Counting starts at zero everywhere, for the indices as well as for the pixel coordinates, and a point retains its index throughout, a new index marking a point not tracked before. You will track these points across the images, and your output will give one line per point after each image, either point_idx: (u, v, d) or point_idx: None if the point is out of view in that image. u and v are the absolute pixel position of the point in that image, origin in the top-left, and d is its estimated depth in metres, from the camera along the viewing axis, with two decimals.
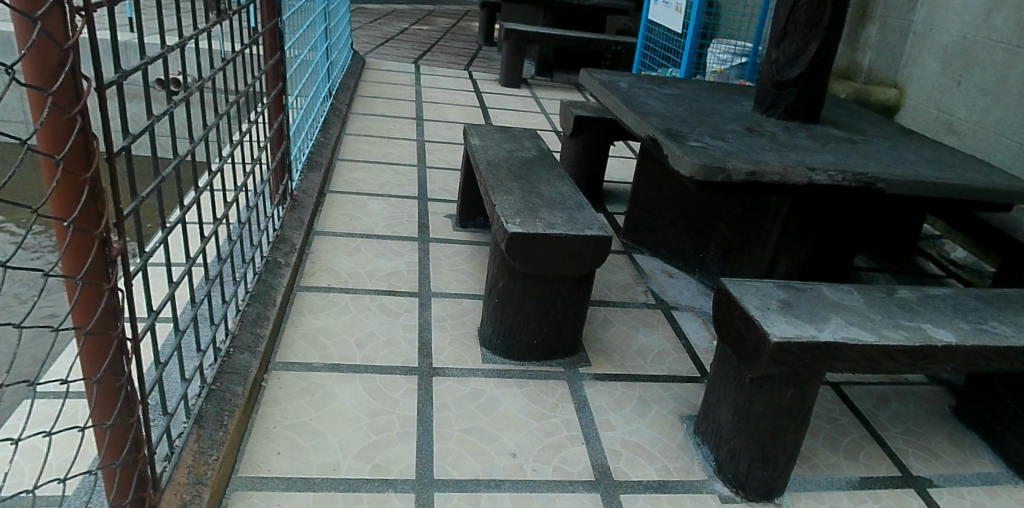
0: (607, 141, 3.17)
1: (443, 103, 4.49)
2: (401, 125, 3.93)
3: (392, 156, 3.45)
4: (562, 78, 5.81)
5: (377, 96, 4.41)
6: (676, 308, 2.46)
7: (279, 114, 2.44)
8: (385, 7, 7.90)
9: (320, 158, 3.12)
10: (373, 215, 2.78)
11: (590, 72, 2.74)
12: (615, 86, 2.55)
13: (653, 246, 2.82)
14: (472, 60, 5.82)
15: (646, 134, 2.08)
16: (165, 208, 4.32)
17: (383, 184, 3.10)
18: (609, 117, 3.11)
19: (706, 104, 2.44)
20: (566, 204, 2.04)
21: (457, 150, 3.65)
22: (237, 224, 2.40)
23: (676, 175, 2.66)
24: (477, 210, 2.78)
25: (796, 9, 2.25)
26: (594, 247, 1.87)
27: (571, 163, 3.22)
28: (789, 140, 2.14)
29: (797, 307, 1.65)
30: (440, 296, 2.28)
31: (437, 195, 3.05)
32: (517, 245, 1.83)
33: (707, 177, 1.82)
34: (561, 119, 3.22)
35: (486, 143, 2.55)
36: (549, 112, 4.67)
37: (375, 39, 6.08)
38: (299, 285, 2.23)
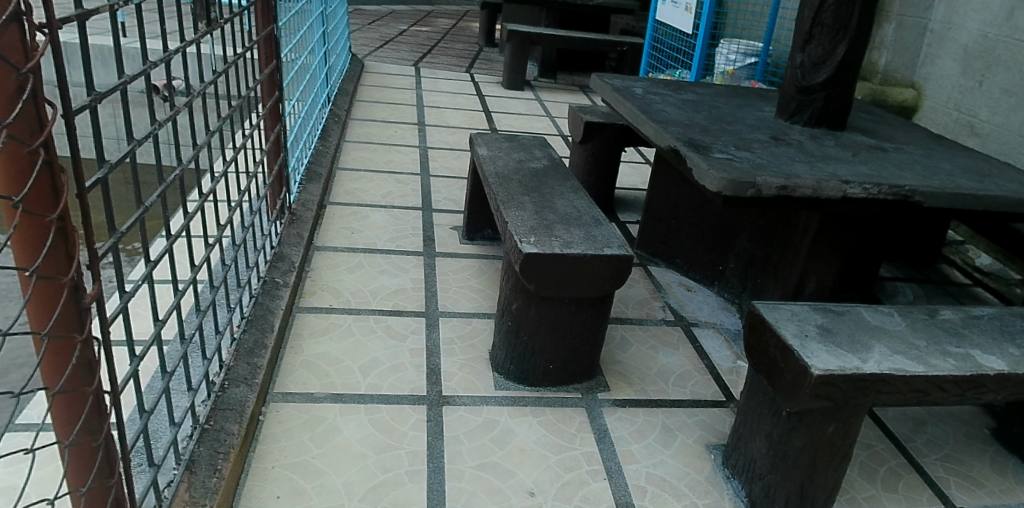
0: (618, 147, 3.05)
1: (445, 107, 4.37)
2: (402, 131, 3.82)
3: (394, 164, 3.33)
4: (566, 80, 5.69)
5: (377, 101, 4.30)
6: (696, 325, 2.34)
7: (276, 125, 2.33)
8: (383, 8, 7.77)
9: (321, 168, 3.01)
10: (376, 229, 2.66)
11: (602, 77, 2.62)
12: (629, 92, 2.43)
13: (669, 258, 2.70)
14: (473, 62, 5.71)
15: (667, 145, 1.96)
16: (161, 218, 4.20)
17: (386, 195, 2.98)
18: (620, 123, 3.00)
19: (726, 111, 2.32)
20: (582, 219, 1.93)
21: (461, 157, 3.53)
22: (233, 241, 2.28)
23: (693, 184, 2.54)
24: (485, 222, 2.66)
25: (822, 10, 2.13)
26: (613, 267, 1.75)
27: (581, 170, 3.10)
28: (817, 149, 2.02)
29: (836, 334, 1.53)
30: (447, 316, 2.16)
31: (442, 206, 2.94)
32: (532, 266, 1.71)
33: (736, 192, 1.70)
34: (570, 125, 3.10)
35: (494, 153, 2.44)
36: (555, 116, 4.55)
37: (374, 41, 5.96)
38: (299, 306, 2.11)
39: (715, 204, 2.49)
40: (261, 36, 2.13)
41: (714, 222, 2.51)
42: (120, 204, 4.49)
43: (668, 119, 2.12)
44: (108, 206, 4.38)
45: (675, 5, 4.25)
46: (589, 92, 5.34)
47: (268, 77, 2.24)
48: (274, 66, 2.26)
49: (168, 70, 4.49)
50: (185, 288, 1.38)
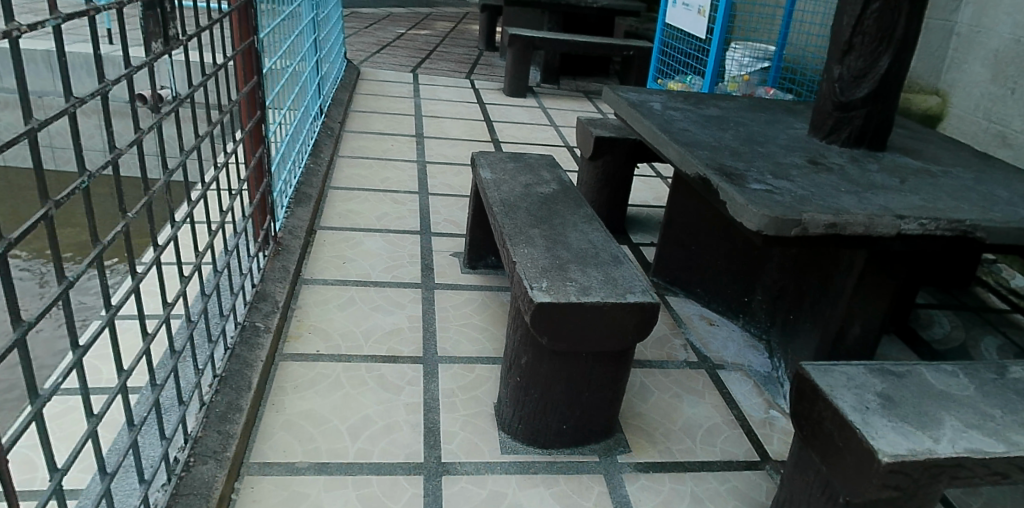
0: (630, 164, 2.83)
1: (444, 117, 4.15)
2: (399, 144, 3.60)
3: (390, 182, 3.11)
4: (570, 85, 5.46)
5: (373, 111, 4.08)
6: (721, 367, 2.13)
7: (259, 148, 2.09)
8: (381, 11, 7.55)
9: (312, 188, 2.79)
10: (368, 257, 2.44)
11: (616, 89, 2.39)
12: (646, 108, 2.20)
13: (689, 286, 2.49)
14: (474, 67, 5.49)
15: (694, 172, 1.74)
16: (147, 234, 3.98)
17: (381, 217, 2.76)
18: (634, 138, 2.77)
19: (754, 129, 2.10)
20: (599, 257, 1.70)
21: (461, 173, 3.32)
22: (212, 277, 2.07)
23: (717, 208, 2.32)
24: (489, 248, 2.44)
25: (864, 19, 1.90)
26: (637, 317, 1.53)
27: (591, 189, 2.88)
28: (861, 176, 1.80)
29: (900, 404, 1.31)
30: (447, 362, 1.94)
31: (441, 229, 2.72)
32: (546, 318, 1.49)
33: (778, 231, 1.48)
34: (579, 140, 2.87)
35: (498, 176, 2.21)
36: (559, 125, 4.33)
37: (371, 46, 5.74)
38: (282, 352, 1.89)
39: (741, 231, 2.28)
40: (239, 48, 1.90)
41: (739, 250, 2.30)
42: (106, 218, 4.28)
43: (694, 140, 1.90)
44: (92, 221, 4.16)
45: (685, 8, 4.01)
46: (594, 99, 5.12)
47: (248, 94, 2.00)
48: (257, 82, 2.03)
49: (155, 78, 4.27)
50: (133, 365, 1.17)
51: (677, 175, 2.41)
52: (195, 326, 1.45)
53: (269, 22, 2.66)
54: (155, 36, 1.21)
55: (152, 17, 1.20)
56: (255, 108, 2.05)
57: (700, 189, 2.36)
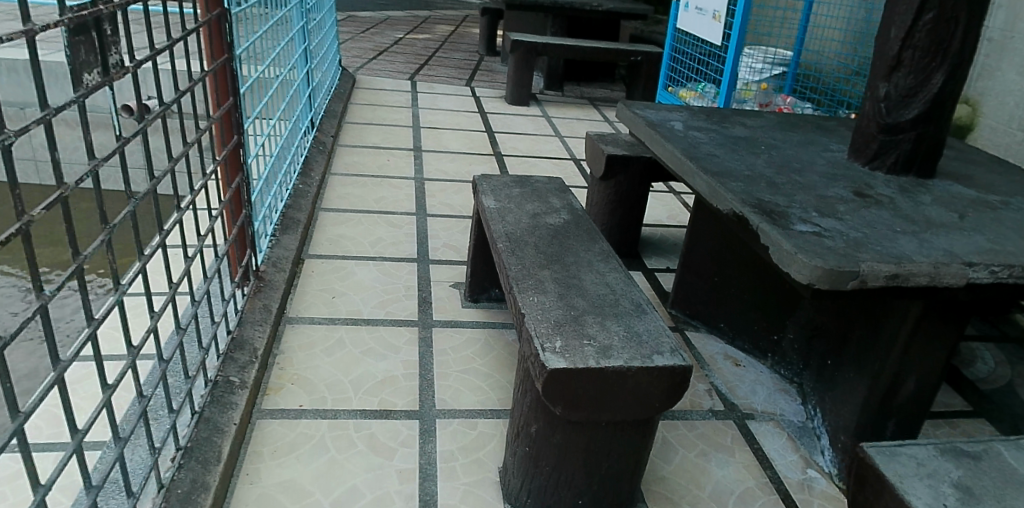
0: (645, 184, 2.62)
1: (444, 128, 3.95)
2: (396, 159, 3.39)
3: (386, 202, 2.90)
4: (574, 91, 5.26)
5: (369, 123, 3.87)
6: (751, 417, 1.92)
7: (236, 176, 1.88)
8: (378, 14, 7.34)
9: (300, 211, 2.58)
10: (360, 290, 2.23)
11: (631, 105, 2.18)
12: (667, 128, 1.99)
13: (710, 321, 2.29)
14: (474, 73, 5.28)
15: (728, 208, 1.53)
16: (132, 250, 3.77)
17: (375, 242, 2.56)
18: (649, 156, 2.55)
19: (788, 153, 1.88)
20: (619, 306, 1.49)
21: (462, 190, 3.11)
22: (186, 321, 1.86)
23: (744, 239, 2.12)
24: (491, 280, 2.23)
25: (913, 32, 1.69)
26: (667, 382, 1.32)
27: (601, 210, 2.66)
28: (916, 211, 1.59)
29: (983, 498, 1.11)
30: (446, 417, 1.73)
31: (440, 256, 2.51)
32: (562, 385, 1.28)
33: (832, 284, 1.27)
34: (590, 158, 2.66)
35: (503, 203, 2.00)
36: (565, 135, 4.12)
37: (367, 51, 5.53)
38: (260, 408, 1.68)
39: (771, 265, 2.08)
40: (213, 67, 1.69)
41: (769, 285, 2.11)
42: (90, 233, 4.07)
43: (723, 169, 1.69)
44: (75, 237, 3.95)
45: (700, 12, 3.69)
46: (600, 106, 4.91)
47: (223, 117, 1.79)
48: (233, 103, 1.82)
49: (141, 88, 4.07)
50: (58, 474, 0.96)
51: (700, 200, 2.20)
52: (151, 398, 1.25)
53: (256, 31, 2.45)
54: (90, 65, 1.02)
55: (85, 42, 1.01)
56: (232, 132, 1.84)
57: (725, 218, 2.16)
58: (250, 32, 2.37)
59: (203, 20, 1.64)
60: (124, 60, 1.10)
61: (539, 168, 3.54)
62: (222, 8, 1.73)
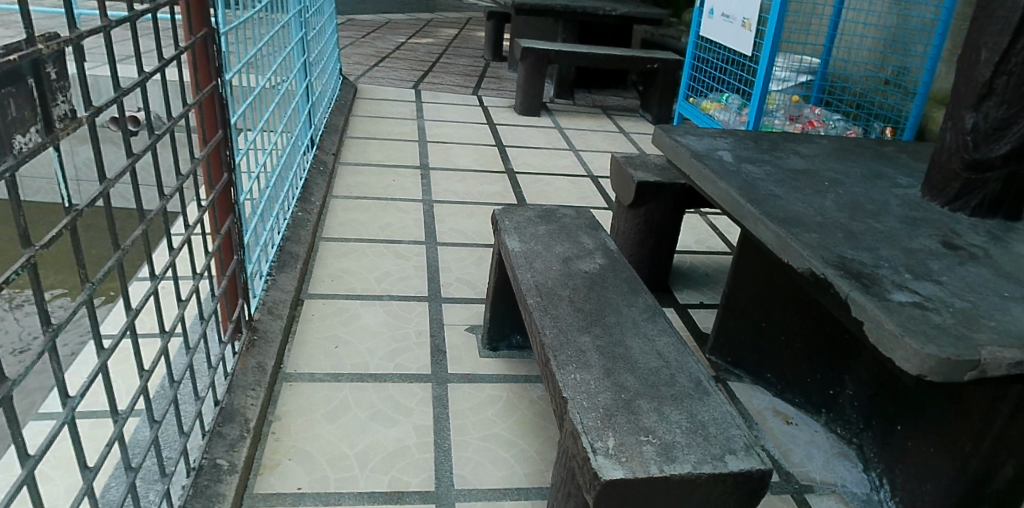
0: (677, 213, 2.38)
1: (452, 142, 3.72)
2: (402, 178, 3.16)
3: (392, 229, 2.68)
4: (585, 99, 5.03)
5: (372, 137, 3.65)
6: (810, 490, 1.70)
7: (228, 216, 1.64)
8: (379, 17, 7.11)
9: (300, 243, 2.35)
10: (366, 337, 2.00)
11: (671, 132, 1.94)
12: (715, 160, 1.76)
13: (755, 369, 2.06)
14: (481, 81, 5.05)
15: (803, 266, 1.30)
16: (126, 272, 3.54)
17: (382, 277, 2.33)
18: (682, 183, 2.31)
19: (856, 191, 1.65)
20: (677, 384, 1.26)
21: (474, 214, 2.88)
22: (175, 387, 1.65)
23: (798, 283, 1.88)
24: (512, 326, 2.00)
25: (1008, 55, 1.44)
26: (742, 491, 1.09)
27: (629, 241, 2.43)
28: (1020, 267, 1.36)
29: None
30: (467, 500, 1.50)
31: (454, 293, 2.28)
32: (619, 498, 1.05)
33: (948, 376, 1.04)
34: (616, 184, 2.43)
35: (529, 245, 1.77)
36: (579, 149, 3.90)
37: (369, 58, 5.30)
38: (252, 493, 1.46)
39: (829, 314, 1.84)
40: (198, 98, 1.45)
41: (824, 335, 1.87)
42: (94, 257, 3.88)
43: (789, 214, 1.46)
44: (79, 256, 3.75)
45: (724, 19, 3.44)
46: (614, 116, 4.69)
47: (211, 152, 1.55)
48: (224, 135, 1.59)
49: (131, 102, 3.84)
50: None
51: (747, 237, 1.97)
52: None
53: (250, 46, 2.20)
54: (24, 123, 0.78)
55: (19, 94, 0.77)
56: (222, 169, 1.60)
57: (776, 258, 1.92)
58: (242, 49, 2.13)
59: (186, 43, 1.40)
60: (75, 110, 0.87)
61: (554, 187, 3.31)
62: (208, 28, 1.49)
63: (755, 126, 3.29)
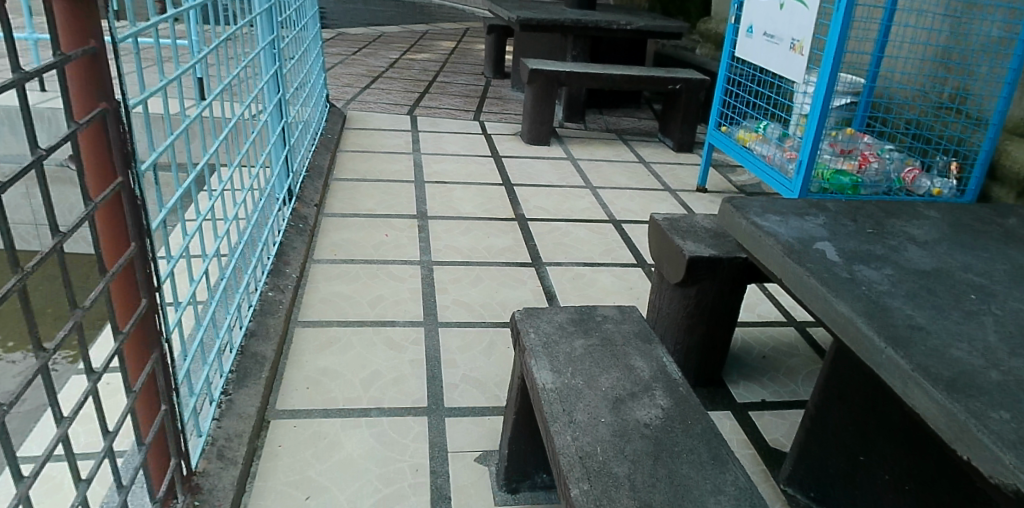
0: (735, 293, 1.92)
1: (453, 182, 3.28)
2: (395, 231, 2.72)
3: (384, 304, 2.23)
4: (597, 122, 4.58)
5: (363, 178, 3.20)
6: None
7: (149, 354, 1.18)
8: (370, 30, 6.67)
9: (270, 338, 1.89)
10: (348, 479, 1.56)
11: (746, 210, 1.49)
12: (815, 259, 1.30)
13: None
14: (483, 103, 4.60)
15: (1005, 480, 0.85)
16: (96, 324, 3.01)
17: (371, 378, 1.89)
18: (744, 257, 1.85)
19: (1016, 307, 1.20)
20: None
21: (481, 280, 2.44)
22: None
23: (899, 401, 1.45)
24: (537, 463, 1.54)
25: None
26: None
27: (677, 327, 1.97)
28: None
29: None
30: None
31: (460, 399, 1.84)
32: None
33: None
34: (661, 256, 1.97)
35: (565, 378, 1.30)
36: (596, 185, 3.45)
37: (360, 78, 4.86)
38: None
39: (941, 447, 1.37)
40: (89, 210, 0.97)
41: (932, 460, 1.39)
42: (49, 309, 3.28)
43: (956, 371, 1.01)
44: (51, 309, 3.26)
45: (766, 39, 2.96)
46: (631, 142, 4.24)
47: (117, 278, 1.08)
48: (140, 246, 1.11)
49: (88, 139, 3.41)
50: None
51: (832, 348, 1.58)
52: None
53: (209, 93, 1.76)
54: None
55: None
56: (134, 294, 1.13)
57: (871, 372, 1.50)
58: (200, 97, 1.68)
59: (66, 133, 0.91)
60: None
61: (572, 236, 2.85)
62: (109, 100, 1.01)
63: (805, 172, 2.74)
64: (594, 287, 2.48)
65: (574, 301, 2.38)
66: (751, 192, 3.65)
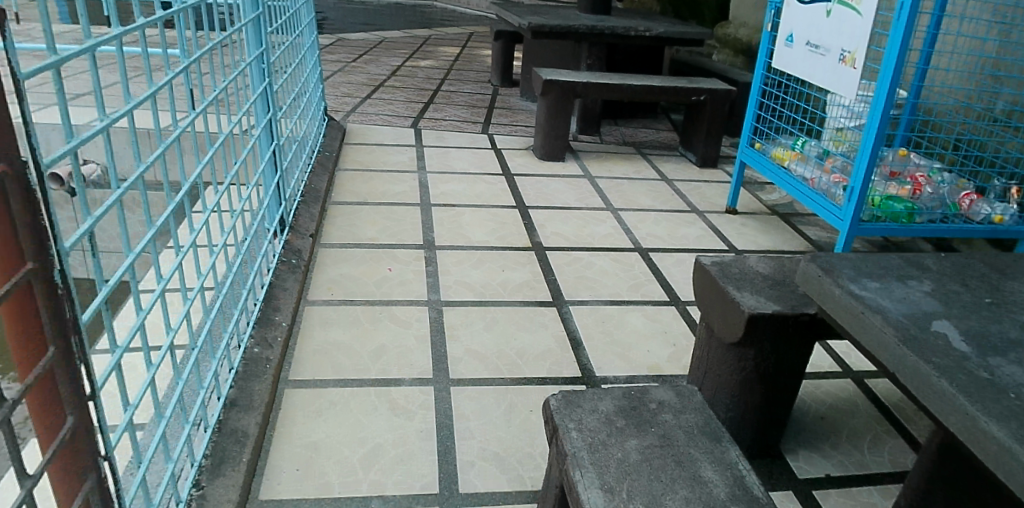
0: (801, 354, 1.64)
1: (462, 204, 3.00)
2: (399, 264, 2.44)
3: (387, 355, 1.95)
4: (613, 134, 4.30)
5: (364, 201, 2.93)
6: None
7: (81, 483, 0.90)
8: (371, 35, 6.39)
9: (254, 409, 1.61)
10: None
11: (837, 274, 1.21)
12: (936, 348, 1.03)
13: None
14: (491, 114, 4.32)
15: None
16: None
17: (373, 456, 1.61)
18: (812, 314, 1.58)
19: None
20: None
21: (497, 322, 2.16)
22: None
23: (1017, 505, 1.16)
24: None
25: None
26: None
27: (731, 393, 1.69)
28: None
29: None
30: None
31: (476, 482, 1.56)
32: None
33: None
34: (713, 310, 1.69)
35: (621, 502, 1.02)
36: (617, 207, 3.17)
37: (360, 88, 4.59)
38: None
39: None
40: None
41: None
42: None
43: None
44: None
45: (808, 49, 2.68)
46: (650, 157, 3.96)
47: (27, 394, 0.80)
48: (60, 348, 0.83)
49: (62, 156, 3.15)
50: None
51: (936, 446, 1.31)
52: None
53: (180, 125, 1.48)
54: None
55: None
56: (55, 409, 0.85)
57: (983, 471, 1.22)
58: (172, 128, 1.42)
59: None
60: None
61: (595, 268, 2.57)
62: (2, 160, 0.73)
63: (858, 198, 2.46)
64: (624, 330, 2.20)
65: (602, 348, 2.10)
66: (785, 213, 3.37)
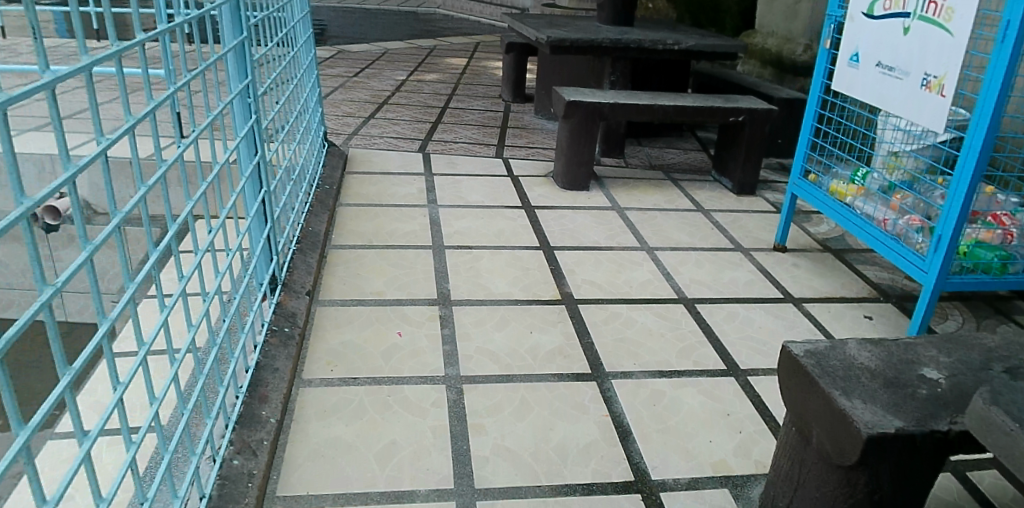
0: (926, 477, 1.30)
1: (479, 246, 2.65)
2: (409, 326, 2.10)
3: (398, 456, 1.60)
4: (637, 157, 3.95)
5: (368, 245, 2.58)
6: None
7: None
8: (374, 47, 6.06)
9: None
10: None
11: None
12: None
13: None
14: (505, 135, 3.97)
15: None
16: None
17: None
18: (945, 432, 1.23)
19: None
20: None
21: (528, 405, 1.81)
22: None
23: None
24: None
25: None
26: None
27: None
28: None
29: None
30: None
31: None
32: None
33: None
34: (812, 418, 1.34)
35: None
36: (653, 246, 2.82)
37: (363, 106, 4.25)
38: None
39: None
40: None
41: None
42: None
43: None
44: None
45: (880, 71, 2.33)
46: (681, 183, 3.61)
47: None
48: None
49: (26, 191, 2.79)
50: None
51: None
52: None
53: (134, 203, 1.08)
54: None
55: None
56: None
57: None
58: (113, 204, 1.04)
59: None
60: None
61: (637, 326, 2.22)
62: None
63: (946, 250, 2.12)
64: (678, 410, 1.85)
65: (655, 437, 1.75)
66: (837, 249, 3.00)
